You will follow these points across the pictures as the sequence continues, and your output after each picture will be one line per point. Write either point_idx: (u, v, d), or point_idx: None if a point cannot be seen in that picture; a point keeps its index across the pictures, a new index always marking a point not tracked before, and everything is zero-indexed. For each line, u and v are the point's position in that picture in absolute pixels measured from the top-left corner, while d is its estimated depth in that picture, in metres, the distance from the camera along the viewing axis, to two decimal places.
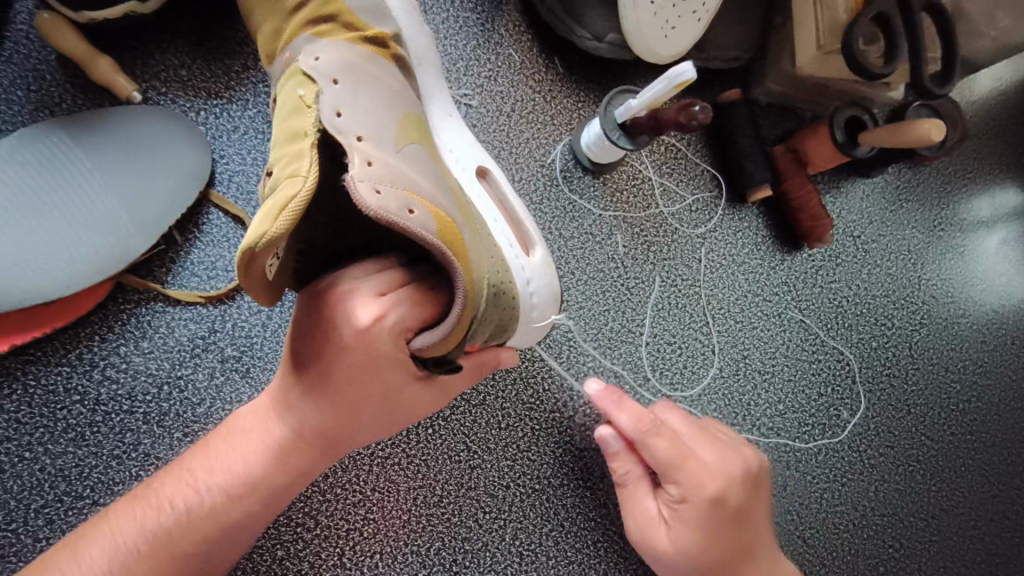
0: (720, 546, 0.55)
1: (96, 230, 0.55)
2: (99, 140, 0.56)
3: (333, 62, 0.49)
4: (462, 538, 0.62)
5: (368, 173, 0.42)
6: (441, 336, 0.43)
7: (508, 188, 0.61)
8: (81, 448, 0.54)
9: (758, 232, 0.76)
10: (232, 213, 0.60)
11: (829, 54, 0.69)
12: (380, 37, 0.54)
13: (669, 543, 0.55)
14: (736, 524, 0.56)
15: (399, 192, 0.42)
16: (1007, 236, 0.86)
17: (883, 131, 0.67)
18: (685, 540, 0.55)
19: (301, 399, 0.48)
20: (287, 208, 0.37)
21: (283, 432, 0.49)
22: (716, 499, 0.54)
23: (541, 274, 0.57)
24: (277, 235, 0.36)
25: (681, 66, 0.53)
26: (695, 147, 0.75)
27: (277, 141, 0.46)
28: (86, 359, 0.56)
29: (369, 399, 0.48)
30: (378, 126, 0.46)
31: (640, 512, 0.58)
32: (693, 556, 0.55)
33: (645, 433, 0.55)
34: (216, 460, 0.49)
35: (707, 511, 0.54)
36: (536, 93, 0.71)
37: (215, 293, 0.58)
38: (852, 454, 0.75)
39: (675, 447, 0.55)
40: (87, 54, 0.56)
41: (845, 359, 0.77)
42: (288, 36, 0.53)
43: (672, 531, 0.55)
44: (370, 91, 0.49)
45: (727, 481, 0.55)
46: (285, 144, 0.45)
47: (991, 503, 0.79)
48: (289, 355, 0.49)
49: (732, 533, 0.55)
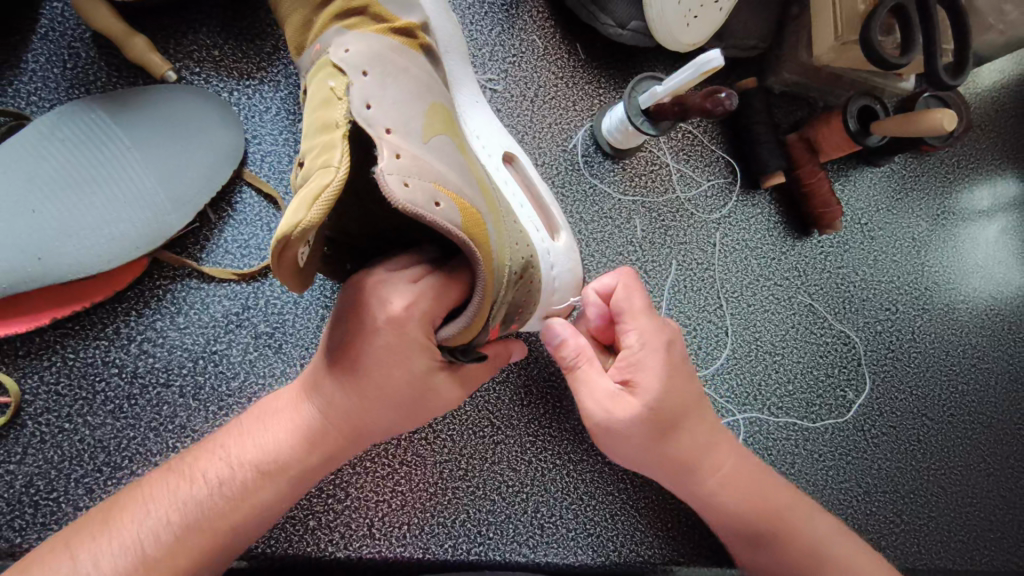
0: (682, 392, 0.55)
1: (135, 207, 0.55)
2: (137, 119, 0.57)
3: (362, 54, 0.50)
4: (486, 511, 0.63)
5: (397, 166, 0.42)
6: (469, 318, 0.45)
7: (535, 174, 0.63)
8: (119, 420, 0.56)
9: (770, 217, 0.78)
10: (265, 192, 0.61)
11: (847, 45, 0.70)
12: (410, 27, 0.55)
13: (640, 400, 0.53)
14: (690, 376, 0.57)
15: (426, 184, 0.43)
16: (1007, 225, 0.88)
17: (897, 120, 0.69)
18: (653, 387, 0.54)
19: (333, 387, 0.49)
20: (320, 196, 0.37)
21: (316, 419, 0.50)
22: (670, 343, 0.56)
23: (564, 259, 0.59)
24: (311, 223, 0.37)
25: (709, 53, 0.55)
26: (711, 135, 0.77)
27: (308, 131, 0.47)
28: (124, 334, 0.57)
29: (399, 390, 0.49)
30: (406, 118, 0.47)
31: (598, 391, 0.54)
32: (659, 413, 0.54)
33: (621, 289, 0.58)
34: (250, 436, 0.50)
35: (664, 358, 0.55)
36: (558, 78, 0.72)
37: (248, 270, 0.59)
38: (857, 433, 0.78)
39: (637, 301, 0.57)
40: (125, 34, 0.57)
41: (851, 342, 0.80)
42: (320, 27, 0.55)
43: (638, 393, 0.54)
44: (398, 82, 0.49)
45: (673, 331, 0.57)
46: (317, 135, 0.45)
47: (987, 482, 0.82)
48: (323, 347, 0.50)
49: (688, 385, 0.56)
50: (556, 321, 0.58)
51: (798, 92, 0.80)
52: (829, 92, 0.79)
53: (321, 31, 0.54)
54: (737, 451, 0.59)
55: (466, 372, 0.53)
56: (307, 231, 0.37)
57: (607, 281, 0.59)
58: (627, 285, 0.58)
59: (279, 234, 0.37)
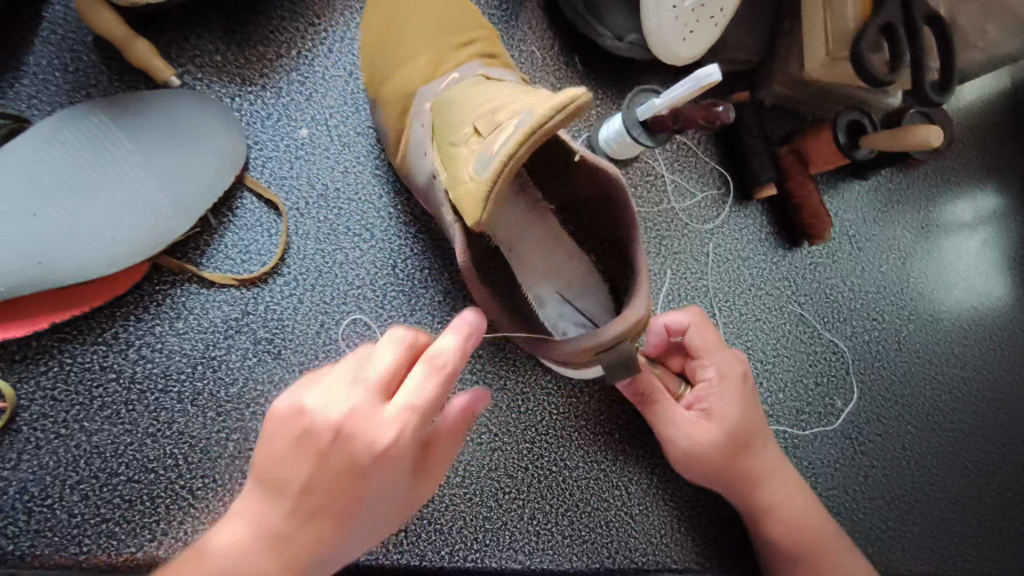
0: (751, 420, 0.61)
1: (137, 212, 0.55)
2: (140, 124, 0.57)
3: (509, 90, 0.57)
4: (483, 517, 0.64)
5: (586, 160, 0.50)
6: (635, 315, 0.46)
7: None
8: (116, 425, 0.55)
9: (761, 228, 0.80)
10: (266, 198, 0.61)
11: (837, 60, 0.72)
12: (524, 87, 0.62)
13: (717, 428, 0.59)
14: (756, 406, 0.62)
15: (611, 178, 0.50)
16: (987, 237, 0.91)
17: (884, 135, 0.71)
18: (729, 416, 0.59)
19: (302, 499, 0.39)
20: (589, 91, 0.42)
21: (287, 533, 0.39)
22: (744, 376, 0.61)
23: None
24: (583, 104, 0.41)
25: (708, 67, 0.56)
26: (704, 146, 0.79)
27: (486, 96, 0.49)
28: (122, 339, 0.57)
29: (388, 479, 0.39)
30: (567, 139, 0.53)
31: (680, 421, 0.59)
32: (733, 438, 0.59)
33: (695, 328, 0.61)
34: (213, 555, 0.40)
35: (739, 392, 0.60)
36: (557, 89, 0.73)
37: (248, 276, 0.59)
38: (844, 440, 0.79)
39: (711, 338, 0.61)
40: (127, 35, 0.56)
41: (839, 351, 0.81)
42: (456, 61, 0.58)
43: (715, 419, 0.59)
44: None
45: (745, 365, 0.63)
46: (515, 93, 0.49)
47: (969, 488, 0.84)
48: (268, 446, 0.40)
49: (755, 414, 0.61)
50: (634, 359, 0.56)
51: (787, 106, 0.82)
52: (817, 106, 0.82)
53: (460, 63, 0.57)
54: (793, 474, 0.63)
55: (442, 448, 0.44)
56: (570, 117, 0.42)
57: (679, 317, 0.61)
58: (699, 323, 0.61)
59: (552, 106, 0.41)
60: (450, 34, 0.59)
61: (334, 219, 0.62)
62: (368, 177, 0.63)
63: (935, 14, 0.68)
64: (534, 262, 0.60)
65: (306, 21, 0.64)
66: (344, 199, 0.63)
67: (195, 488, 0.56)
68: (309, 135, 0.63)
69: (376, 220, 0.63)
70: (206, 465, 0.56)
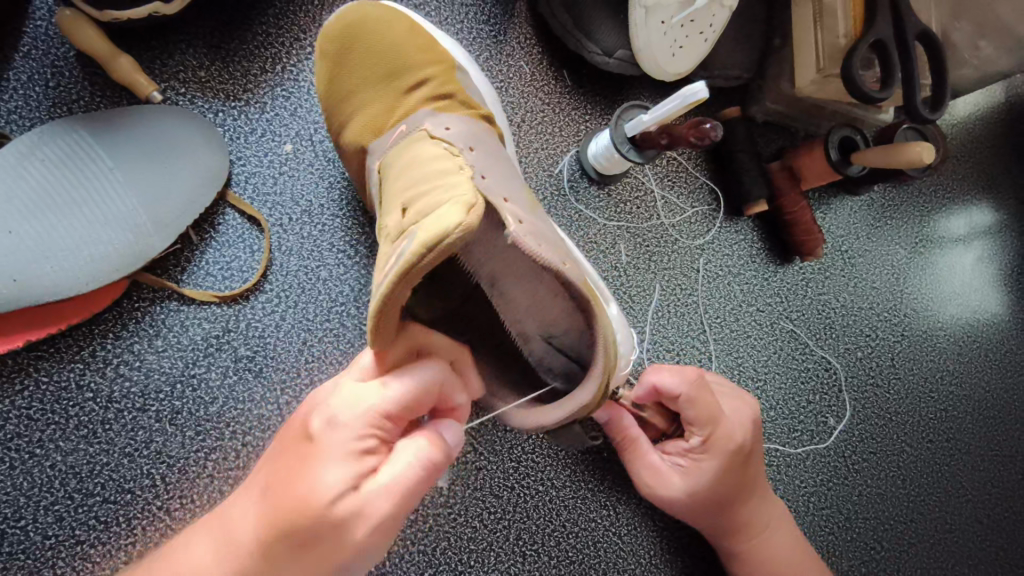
0: (732, 482, 0.58)
1: (116, 228, 0.55)
2: (119, 140, 0.56)
3: (462, 131, 0.51)
4: (468, 539, 0.62)
5: (527, 229, 0.45)
6: (570, 410, 0.43)
7: (589, 265, 0.58)
8: (92, 445, 0.54)
9: (752, 244, 0.79)
10: (249, 214, 0.60)
11: (828, 78, 0.72)
12: (489, 116, 0.57)
13: (685, 489, 0.57)
14: (743, 469, 0.59)
15: (554, 249, 0.45)
16: (982, 253, 0.90)
17: (878, 151, 0.70)
18: (701, 481, 0.57)
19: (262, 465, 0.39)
20: (475, 203, 0.37)
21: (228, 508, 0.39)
22: (735, 445, 0.57)
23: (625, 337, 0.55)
24: (469, 226, 0.36)
25: (696, 85, 0.55)
26: (695, 161, 0.78)
27: (412, 180, 0.45)
28: (100, 356, 0.56)
29: (314, 474, 0.36)
30: (517, 195, 0.49)
31: (648, 469, 0.58)
32: (703, 498, 0.58)
33: (685, 399, 0.56)
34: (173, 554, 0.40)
35: (719, 460, 0.57)
36: (546, 104, 0.72)
37: (230, 292, 0.59)
38: (838, 458, 0.78)
39: (706, 408, 0.56)
40: (108, 52, 0.56)
41: (832, 368, 0.80)
42: (405, 111, 0.55)
43: (687, 476, 0.58)
44: (498, 163, 0.51)
45: (742, 432, 0.59)
46: (433, 168, 0.45)
47: (965, 508, 0.83)
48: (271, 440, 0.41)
49: (739, 476, 0.59)
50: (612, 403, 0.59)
51: (779, 121, 0.81)
52: (809, 122, 0.81)
53: (410, 113, 0.55)
54: (776, 520, 0.63)
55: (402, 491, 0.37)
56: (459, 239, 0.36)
57: (672, 383, 0.56)
58: (692, 393, 0.56)
59: (429, 239, 0.35)
60: (397, 80, 0.57)
61: (318, 235, 0.61)
62: (353, 192, 0.63)
63: (926, 30, 0.68)
64: (520, 299, 0.48)
65: (292, 37, 0.64)
66: (328, 215, 0.62)
67: (172, 508, 0.55)
68: (294, 150, 0.62)
69: (361, 236, 0.62)
70: (183, 485, 0.55)
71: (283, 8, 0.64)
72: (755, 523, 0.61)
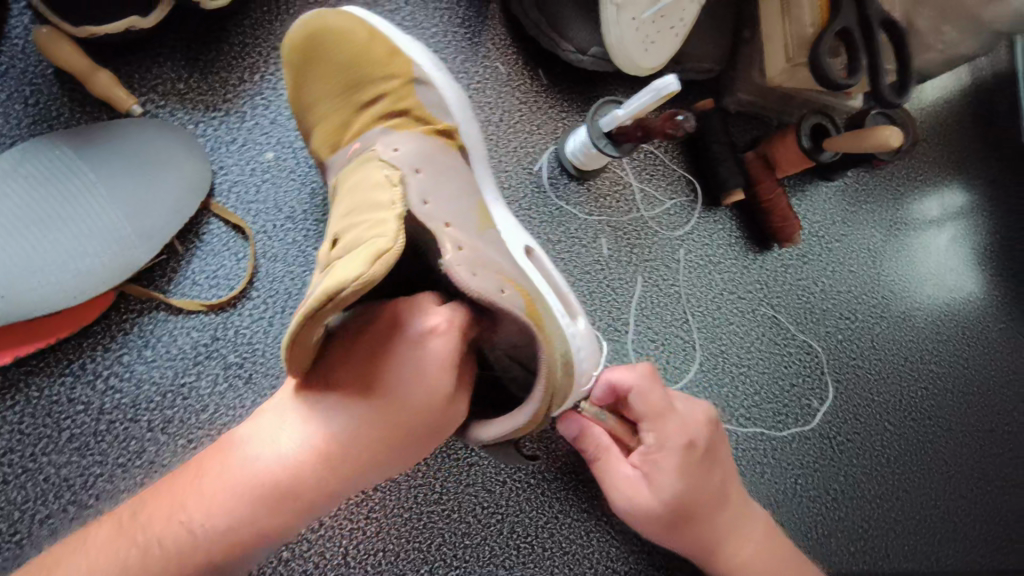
0: (701, 484, 0.55)
1: (101, 241, 0.55)
2: (101, 154, 0.56)
3: (410, 154, 0.53)
4: (462, 534, 0.63)
5: (463, 257, 0.48)
6: (507, 430, 0.48)
7: (553, 265, 0.61)
8: (85, 457, 0.55)
9: (731, 233, 0.81)
10: (233, 223, 0.61)
11: (797, 67, 0.73)
12: (448, 130, 0.58)
13: (654, 497, 0.54)
14: (709, 469, 0.56)
15: (492, 274, 0.48)
16: (955, 234, 0.93)
17: (847, 138, 0.72)
18: (668, 487, 0.54)
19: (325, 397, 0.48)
20: (381, 259, 0.40)
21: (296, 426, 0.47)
22: (691, 443, 0.55)
23: (587, 341, 0.56)
24: (370, 278, 0.40)
25: (666, 78, 0.57)
26: (672, 154, 0.79)
27: (353, 208, 0.48)
28: (90, 369, 0.56)
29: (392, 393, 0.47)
30: (460, 215, 0.52)
31: (619, 478, 0.57)
32: (677, 506, 0.54)
33: (636, 391, 0.56)
34: (214, 497, 0.45)
35: (682, 458, 0.54)
36: (523, 103, 0.74)
37: (216, 301, 0.59)
38: (822, 440, 0.80)
39: (656, 401, 0.56)
40: (88, 68, 0.57)
41: (813, 352, 0.82)
42: (360, 127, 0.56)
43: (653, 484, 0.54)
44: (446, 183, 0.53)
45: (702, 429, 0.56)
46: (367, 200, 0.48)
47: (948, 483, 0.85)
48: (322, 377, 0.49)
49: (706, 478, 0.56)
50: (575, 415, 0.59)
51: (752, 112, 0.83)
52: (782, 111, 0.83)
53: (364, 132, 0.56)
54: (756, 523, 0.61)
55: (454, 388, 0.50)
56: (355, 293, 0.40)
57: (623, 377, 0.57)
58: (642, 385, 0.56)
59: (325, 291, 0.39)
60: (355, 93, 0.57)
61: (302, 241, 0.62)
62: None
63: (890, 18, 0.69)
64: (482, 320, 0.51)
65: (269, 46, 0.65)
66: (311, 221, 0.63)
67: None
68: (275, 158, 0.63)
69: None
70: None
71: (259, 18, 0.65)
72: (734, 529, 0.59)
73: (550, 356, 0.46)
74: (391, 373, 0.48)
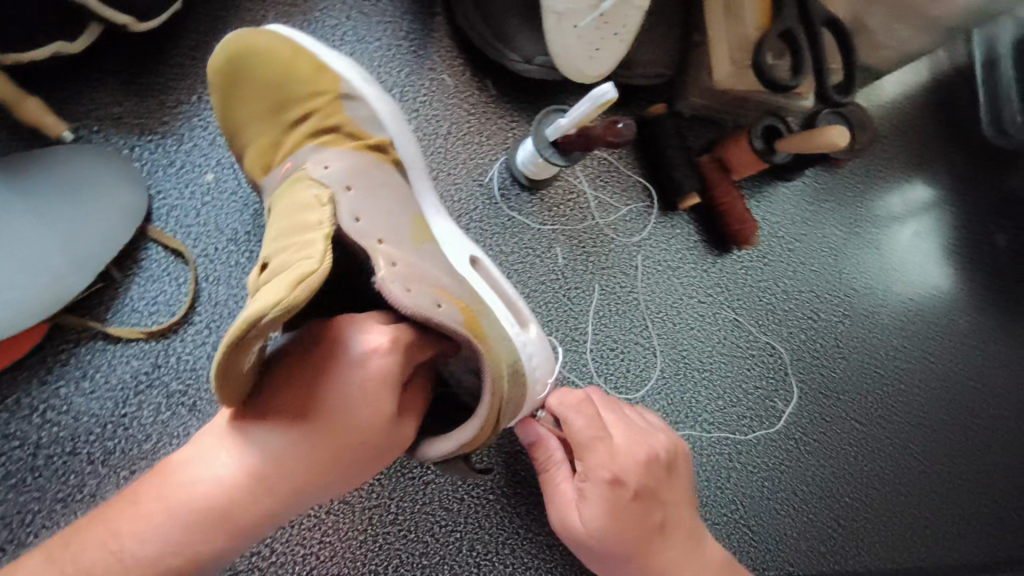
0: (631, 521, 0.53)
1: (30, 272, 0.54)
2: (29, 184, 0.55)
3: (343, 170, 0.52)
4: (420, 554, 0.62)
5: (397, 273, 0.46)
6: (459, 444, 0.46)
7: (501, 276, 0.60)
8: (22, 494, 0.54)
9: (690, 237, 0.80)
10: (172, 247, 0.60)
11: (744, 69, 0.72)
12: (381, 144, 0.57)
13: (583, 523, 0.54)
14: (643, 506, 0.54)
15: (428, 288, 0.47)
16: (918, 228, 0.93)
17: (797, 139, 0.72)
18: (593, 515, 0.53)
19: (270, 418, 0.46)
20: (306, 281, 0.39)
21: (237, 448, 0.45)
22: (620, 479, 0.53)
23: (536, 349, 0.56)
24: (294, 301, 0.38)
25: (603, 86, 0.57)
26: (626, 160, 0.79)
27: (280, 233, 0.47)
28: (26, 404, 0.55)
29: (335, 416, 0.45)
30: (395, 230, 0.51)
31: (562, 496, 0.56)
32: (604, 535, 0.53)
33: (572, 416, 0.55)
34: (146, 523, 0.43)
35: (609, 490, 0.53)
36: (471, 114, 0.73)
37: (157, 328, 0.58)
38: (789, 442, 0.79)
39: (592, 428, 0.55)
40: (15, 94, 0.54)
41: (777, 353, 0.81)
42: (290, 147, 0.55)
43: (582, 510, 0.54)
44: (380, 197, 0.52)
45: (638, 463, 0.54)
46: (295, 222, 0.47)
47: (919, 480, 0.84)
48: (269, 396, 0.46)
49: (638, 515, 0.54)
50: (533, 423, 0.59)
51: (706, 115, 0.83)
52: (736, 113, 0.82)
53: (294, 151, 0.55)
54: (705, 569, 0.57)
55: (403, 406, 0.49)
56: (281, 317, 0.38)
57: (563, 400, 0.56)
58: (579, 411, 0.55)
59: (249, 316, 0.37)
60: (284, 114, 0.56)
61: (245, 263, 0.61)
62: None
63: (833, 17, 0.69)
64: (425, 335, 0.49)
65: (206, 66, 0.64)
66: (254, 242, 0.62)
67: None
68: (215, 179, 0.62)
69: None
70: None
71: (195, 39, 0.64)
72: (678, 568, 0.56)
73: (494, 368, 0.45)
74: (335, 392, 0.46)
